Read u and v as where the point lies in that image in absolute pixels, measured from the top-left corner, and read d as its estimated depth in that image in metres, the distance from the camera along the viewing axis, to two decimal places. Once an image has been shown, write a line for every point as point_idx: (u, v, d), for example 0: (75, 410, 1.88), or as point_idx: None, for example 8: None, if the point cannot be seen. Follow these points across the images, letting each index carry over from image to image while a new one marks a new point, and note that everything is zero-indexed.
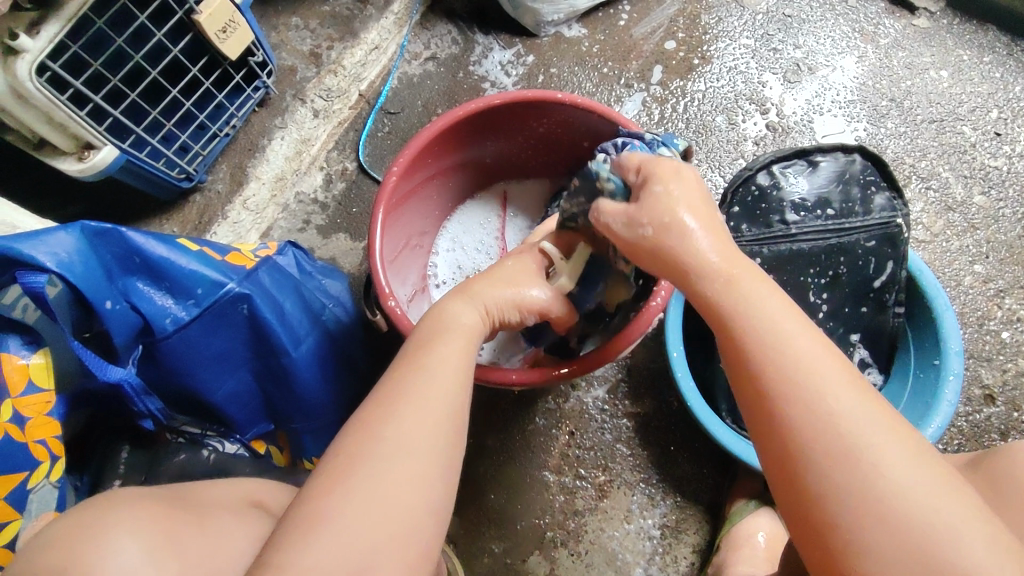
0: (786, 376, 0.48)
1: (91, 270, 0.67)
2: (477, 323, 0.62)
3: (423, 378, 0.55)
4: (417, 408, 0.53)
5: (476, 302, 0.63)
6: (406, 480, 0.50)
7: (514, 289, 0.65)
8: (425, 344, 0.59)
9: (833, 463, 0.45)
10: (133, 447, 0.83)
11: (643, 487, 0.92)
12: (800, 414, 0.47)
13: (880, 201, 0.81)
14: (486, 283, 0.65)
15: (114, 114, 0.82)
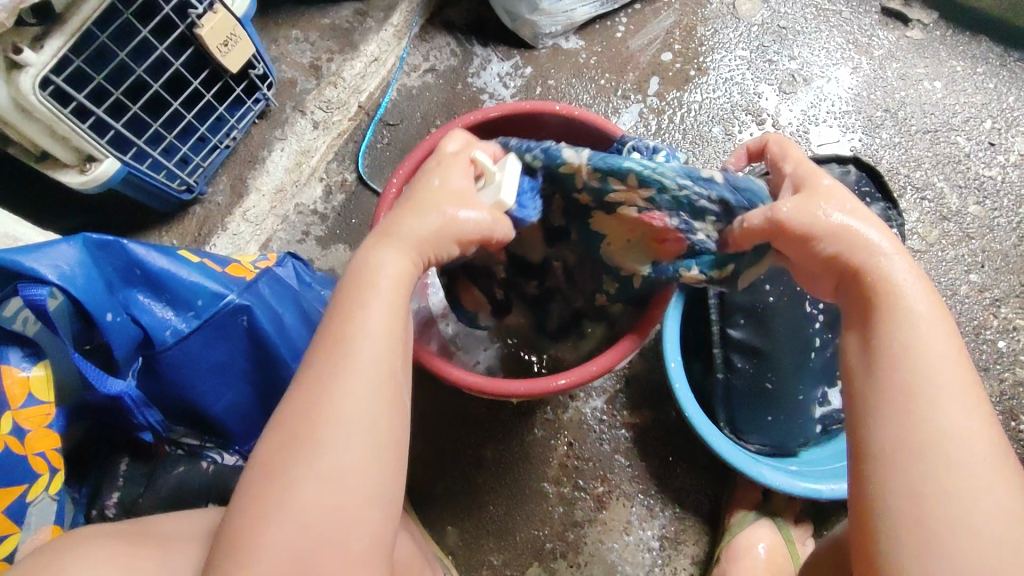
0: (925, 382, 0.48)
1: (93, 283, 0.67)
2: (406, 272, 0.57)
3: (339, 366, 0.53)
4: (342, 402, 0.52)
5: (402, 245, 0.57)
6: (339, 476, 0.51)
7: (439, 216, 0.57)
8: (347, 314, 0.55)
9: (925, 475, 0.45)
10: (132, 459, 0.84)
11: (642, 498, 0.92)
12: (919, 420, 0.47)
13: (876, 212, 0.81)
14: (412, 217, 0.57)
15: (116, 127, 0.82)
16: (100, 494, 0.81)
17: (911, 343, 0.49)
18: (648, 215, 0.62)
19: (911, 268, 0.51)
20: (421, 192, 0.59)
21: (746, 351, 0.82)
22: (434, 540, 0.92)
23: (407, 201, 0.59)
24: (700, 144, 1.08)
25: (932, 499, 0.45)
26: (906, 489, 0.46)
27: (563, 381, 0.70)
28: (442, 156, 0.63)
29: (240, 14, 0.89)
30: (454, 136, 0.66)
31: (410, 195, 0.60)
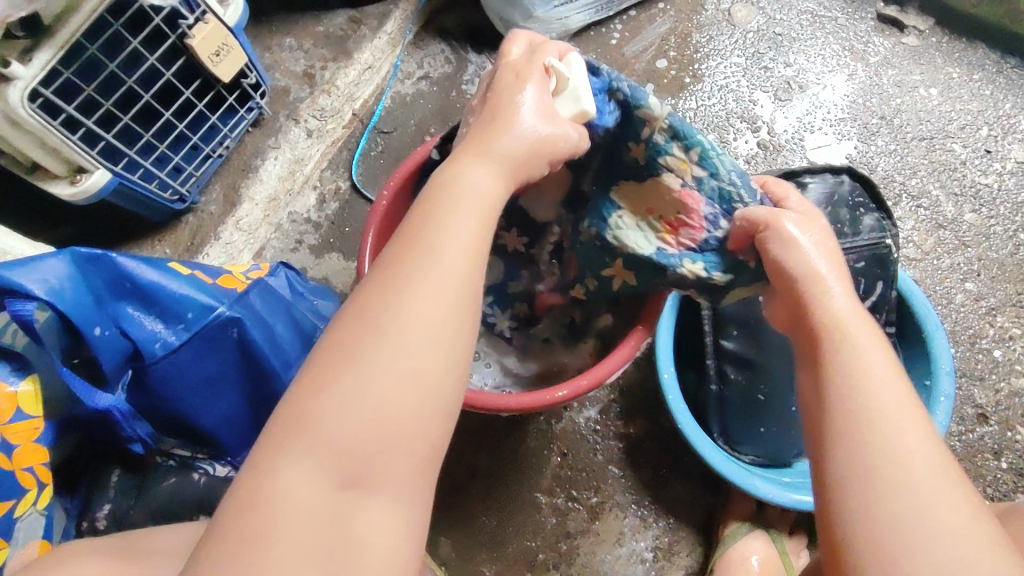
0: (876, 408, 0.49)
1: (81, 298, 0.67)
2: (496, 189, 0.54)
3: (420, 260, 0.48)
4: (418, 296, 0.47)
5: (492, 163, 0.54)
6: (399, 390, 0.44)
7: (532, 136, 0.56)
8: (430, 214, 0.51)
9: (890, 495, 0.45)
10: (123, 471, 0.84)
11: (635, 509, 0.92)
12: (874, 443, 0.47)
13: (868, 222, 0.80)
14: (507, 130, 0.55)
15: (107, 138, 0.82)
16: (91, 505, 0.81)
17: (855, 371, 0.51)
18: (689, 192, 0.63)
19: (851, 302, 0.55)
20: (506, 102, 0.57)
21: (739, 363, 0.81)
22: (426, 551, 0.91)
23: (493, 112, 0.57)
24: None
25: (899, 519, 0.44)
26: (874, 511, 0.45)
27: (563, 392, 0.69)
28: (521, 63, 0.61)
29: (232, 24, 0.89)
30: (522, 39, 0.64)
31: (494, 103, 0.58)
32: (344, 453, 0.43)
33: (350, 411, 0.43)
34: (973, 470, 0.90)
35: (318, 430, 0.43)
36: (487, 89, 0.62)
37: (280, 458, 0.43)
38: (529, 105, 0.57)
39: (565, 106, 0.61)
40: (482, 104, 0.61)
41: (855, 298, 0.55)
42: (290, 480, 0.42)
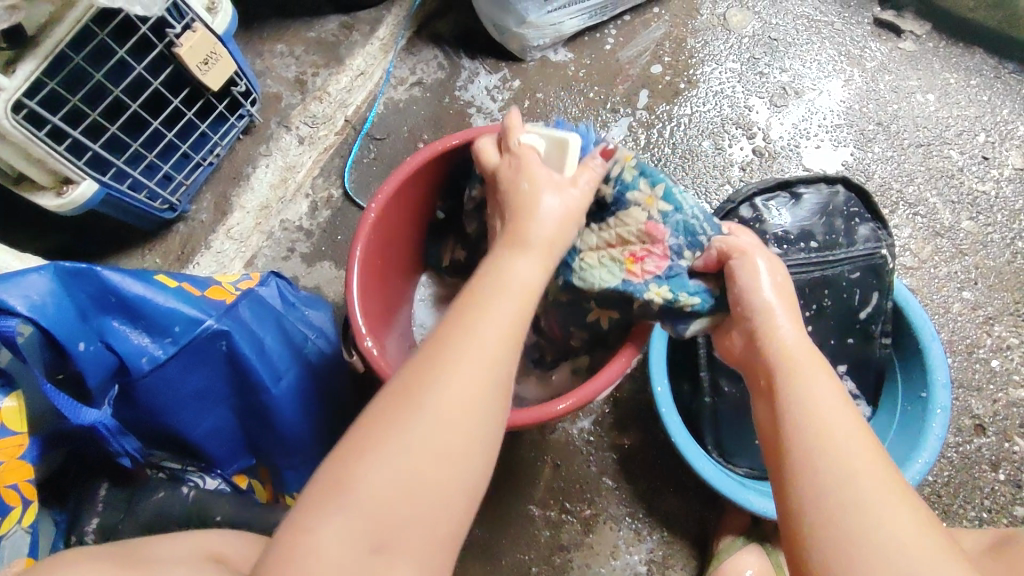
0: (825, 435, 0.53)
1: (64, 313, 0.66)
2: (539, 280, 0.55)
3: (465, 343, 0.49)
4: (458, 379, 0.48)
5: (533, 254, 0.55)
6: (438, 464, 0.47)
7: (562, 219, 0.57)
8: (477, 298, 0.52)
9: (839, 511, 0.49)
10: (112, 484, 0.83)
11: (629, 522, 0.92)
12: (825, 465, 0.52)
13: (864, 232, 0.80)
14: (533, 220, 0.56)
15: (93, 148, 0.81)
16: (79, 520, 0.79)
17: (805, 398, 0.56)
18: (653, 224, 0.66)
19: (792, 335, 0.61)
20: (517, 199, 0.58)
21: (733, 374, 0.82)
22: None
23: (511, 213, 0.58)
24: (690, 159, 1.07)
25: (848, 532, 0.48)
26: (825, 525, 0.49)
27: (563, 406, 0.67)
28: (505, 165, 0.62)
29: (220, 32, 0.88)
30: (490, 150, 0.65)
31: (507, 205, 0.59)
32: (382, 518, 0.45)
33: (391, 478, 0.46)
34: (970, 482, 0.91)
35: (361, 492, 0.45)
36: (493, 197, 0.63)
37: (315, 521, 0.45)
38: (544, 187, 0.58)
39: (554, 163, 0.63)
40: (496, 215, 0.61)
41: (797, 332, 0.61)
42: (328, 537, 0.44)
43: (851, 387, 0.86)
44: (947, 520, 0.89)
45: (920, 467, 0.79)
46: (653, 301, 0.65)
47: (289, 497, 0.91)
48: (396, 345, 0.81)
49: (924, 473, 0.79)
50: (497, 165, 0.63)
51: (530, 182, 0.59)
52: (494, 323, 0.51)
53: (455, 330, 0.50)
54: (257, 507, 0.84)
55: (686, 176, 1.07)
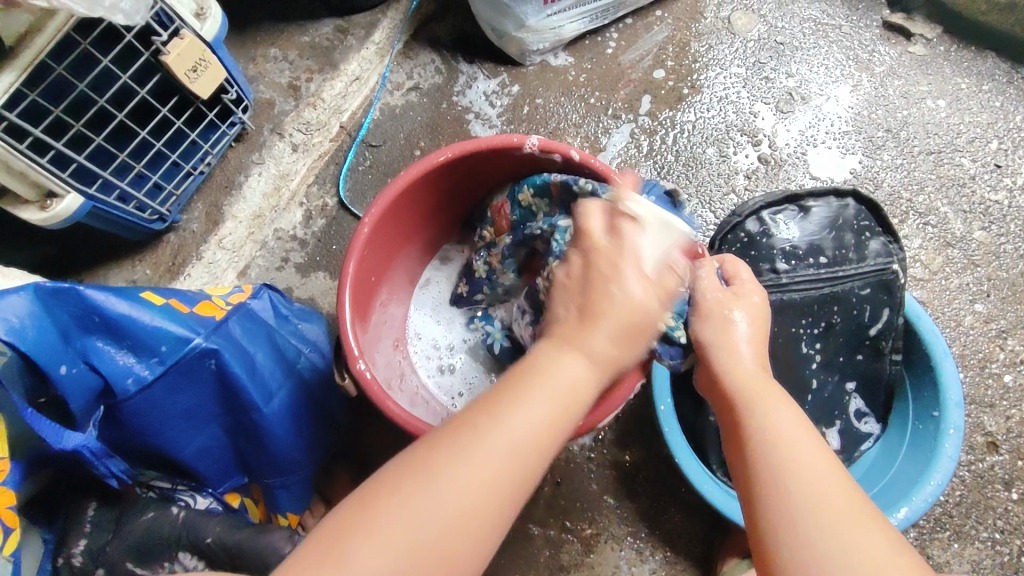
0: (792, 456, 0.54)
1: (45, 335, 0.64)
2: (588, 389, 0.52)
3: (520, 413, 0.49)
4: (506, 448, 0.48)
5: (592, 360, 0.52)
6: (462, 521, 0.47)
7: (632, 335, 0.53)
8: (541, 372, 0.51)
9: (813, 527, 0.50)
10: (100, 504, 0.80)
11: (631, 541, 0.90)
12: (795, 485, 0.52)
13: (875, 246, 0.78)
14: (605, 330, 0.52)
15: (77, 161, 0.78)
16: (67, 542, 0.77)
17: (765, 418, 0.57)
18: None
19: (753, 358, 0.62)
20: (602, 296, 0.53)
21: None
22: None
23: (585, 310, 0.53)
24: (694, 167, 1.04)
25: (827, 552, 0.48)
26: (805, 548, 0.49)
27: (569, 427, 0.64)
28: (604, 244, 0.57)
29: (210, 38, 0.85)
30: (596, 212, 0.59)
31: (586, 292, 0.54)
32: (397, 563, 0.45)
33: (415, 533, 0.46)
34: (983, 501, 0.89)
35: (379, 542, 0.45)
36: (575, 267, 0.57)
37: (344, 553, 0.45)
38: (634, 288, 0.53)
39: (653, 245, 0.58)
40: (567, 290, 0.56)
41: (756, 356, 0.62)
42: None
43: (859, 404, 0.84)
44: (958, 540, 0.88)
45: (932, 489, 0.76)
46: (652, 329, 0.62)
47: (281, 517, 0.88)
48: (387, 362, 0.80)
49: (936, 496, 0.76)
50: (600, 245, 0.57)
51: (622, 277, 0.54)
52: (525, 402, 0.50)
53: (487, 407, 0.49)
54: (250, 527, 0.79)
55: (690, 184, 1.04)
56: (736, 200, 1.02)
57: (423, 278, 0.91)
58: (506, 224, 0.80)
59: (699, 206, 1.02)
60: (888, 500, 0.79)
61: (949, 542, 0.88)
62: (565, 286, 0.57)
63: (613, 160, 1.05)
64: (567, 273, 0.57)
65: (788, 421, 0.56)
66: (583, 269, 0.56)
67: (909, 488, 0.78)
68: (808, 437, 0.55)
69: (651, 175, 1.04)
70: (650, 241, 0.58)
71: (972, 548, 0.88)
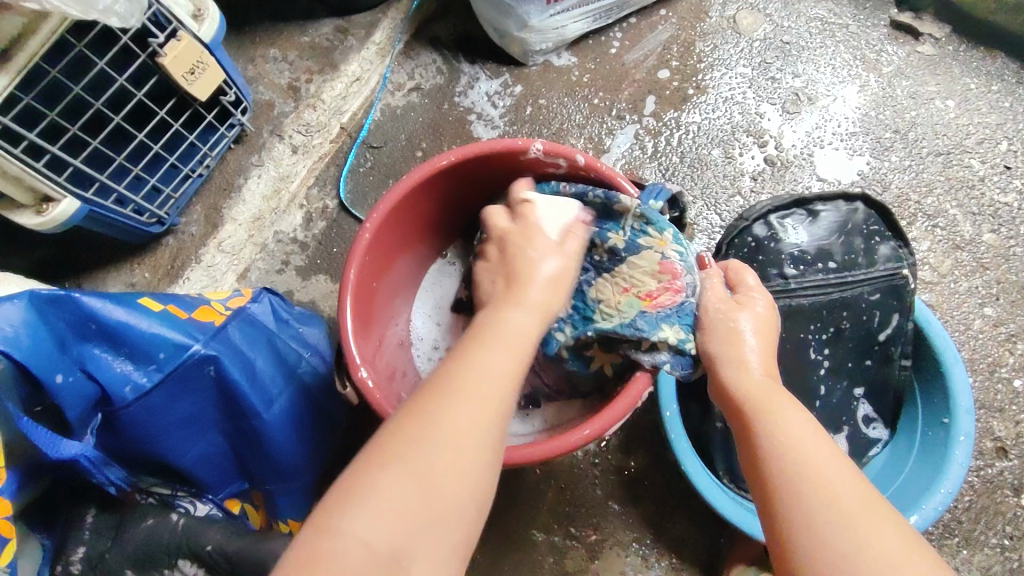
0: (802, 457, 0.53)
1: (40, 343, 0.63)
2: (535, 335, 0.58)
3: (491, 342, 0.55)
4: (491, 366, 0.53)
5: (532, 310, 0.59)
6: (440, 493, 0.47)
7: (553, 288, 0.62)
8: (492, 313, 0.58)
9: (826, 524, 0.48)
10: (100, 510, 0.78)
11: (636, 548, 0.89)
12: (805, 485, 0.51)
13: (884, 251, 0.78)
14: (534, 284, 0.61)
15: (74, 164, 0.77)
16: (65, 548, 0.75)
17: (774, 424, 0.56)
18: (667, 263, 0.66)
19: (762, 369, 0.61)
20: (522, 266, 0.63)
21: None
22: None
23: (513, 279, 0.62)
24: (699, 168, 1.03)
25: (841, 549, 0.46)
26: (817, 546, 0.47)
27: (583, 433, 0.62)
28: (514, 229, 0.67)
29: (207, 40, 0.84)
30: (497, 213, 0.70)
31: (510, 267, 0.63)
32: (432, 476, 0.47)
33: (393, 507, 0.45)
34: (993, 507, 0.88)
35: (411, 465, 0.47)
36: (493, 254, 0.66)
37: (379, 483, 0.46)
38: (545, 250, 0.64)
39: (552, 220, 0.68)
40: (495, 271, 0.65)
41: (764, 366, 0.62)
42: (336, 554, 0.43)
43: (868, 410, 0.82)
44: (968, 547, 0.87)
45: (942, 497, 0.75)
46: (666, 340, 0.63)
47: (282, 524, 0.86)
48: (390, 369, 0.78)
49: (945, 505, 0.75)
50: (506, 229, 0.67)
51: (537, 257, 0.63)
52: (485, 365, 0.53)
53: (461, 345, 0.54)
54: (251, 534, 0.77)
55: (695, 186, 1.03)
56: (742, 202, 1.01)
57: (426, 283, 0.89)
58: None
59: (705, 208, 1.01)
60: (898, 507, 0.78)
61: (958, 549, 0.87)
62: (487, 266, 0.66)
63: (617, 162, 1.04)
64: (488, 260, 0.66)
65: (797, 425, 0.56)
66: (500, 250, 0.66)
67: (918, 496, 0.77)
68: (819, 440, 0.54)
69: (656, 177, 1.03)
70: (549, 211, 0.68)
71: (981, 555, 0.87)
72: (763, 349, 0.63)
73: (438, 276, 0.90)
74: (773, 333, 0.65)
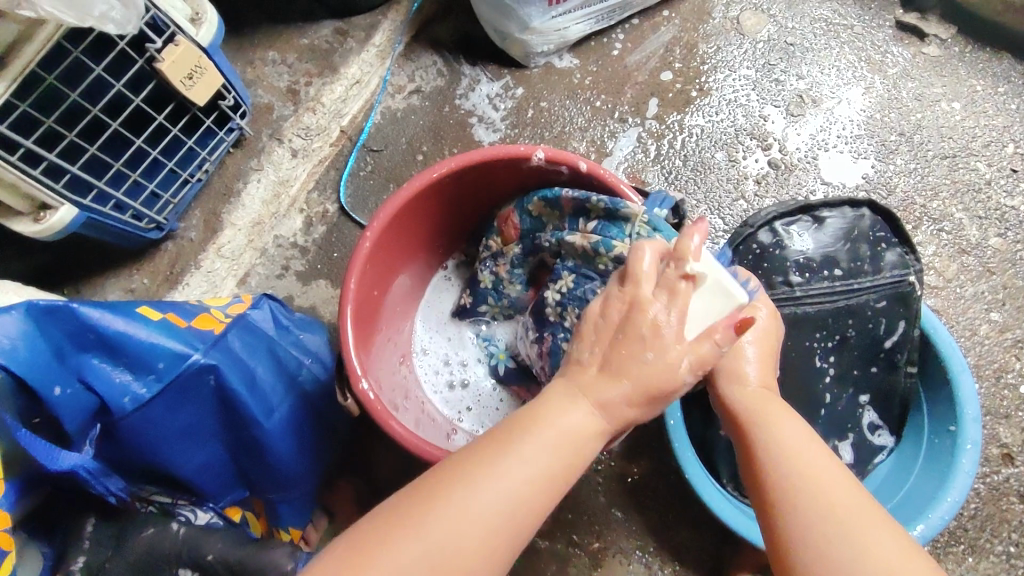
0: (801, 463, 0.52)
1: (38, 355, 0.62)
2: (587, 435, 0.50)
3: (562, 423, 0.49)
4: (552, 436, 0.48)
5: (592, 403, 0.50)
6: (460, 565, 0.44)
7: (634, 409, 0.50)
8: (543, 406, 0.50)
9: (827, 537, 0.48)
10: (100, 518, 0.75)
11: (639, 555, 0.88)
12: (804, 495, 0.50)
13: (891, 258, 0.77)
14: (628, 388, 0.50)
15: (71, 171, 0.77)
16: (65, 558, 0.73)
17: (772, 432, 0.55)
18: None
19: (761, 381, 0.61)
20: (637, 364, 0.49)
21: None
22: None
23: (608, 366, 0.50)
24: (702, 171, 1.02)
25: (843, 563, 0.46)
26: (819, 560, 0.47)
27: None
28: (649, 297, 0.51)
29: (206, 44, 0.83)
30: (647, 251, 0.53)
31: (618, 343, 0.51)
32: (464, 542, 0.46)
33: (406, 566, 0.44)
34: (998, 515, 0.88)
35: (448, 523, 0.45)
36: (614, 311, 0.52)
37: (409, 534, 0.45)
38: (670, 351, 0.50)
39: (701, 305, 0.55)
40: (597, 331, 0.52)
41: (764, 378, 0.61)
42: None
43: (873, 417, 0.81)
44: (973, 555, 0.87)
45: (948, 506, 0.74)
46: None
47: (284, 531, 0.86)
48: (391, 379, 0.78)
49: (952, 514, 0.74)
50: (646, 296, 0.51)
51: (660, 333, 0.50)
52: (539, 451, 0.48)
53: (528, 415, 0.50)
54: (252, 543, 0.76)
55: (698, 190, 1.02)
56: (746, 206, 1.00)
57: (427, 290, 0.89)
58: (515, 235, 0.77)
59: (708, 212, 1.00)
60: (903, 516, 0.77)
61: (964, 557, 0.87)
62: (596, 326, 0.53)
63: (620, 165, 1.03)
64: (602, 313, 0.52)
65: (794, 433, 0.55)
66: (623, 315, 0.51)
67: (924, 504, 0.76)
68: (817, 448, 0.53)
69: (659, 180, 1.02)
70: (702, 306, 0.54)
71: (987, 563, 0.86)
72: (763, 361, 0.62)
73: (439, 284, 0.89)
74: (774, 343, 0.63)
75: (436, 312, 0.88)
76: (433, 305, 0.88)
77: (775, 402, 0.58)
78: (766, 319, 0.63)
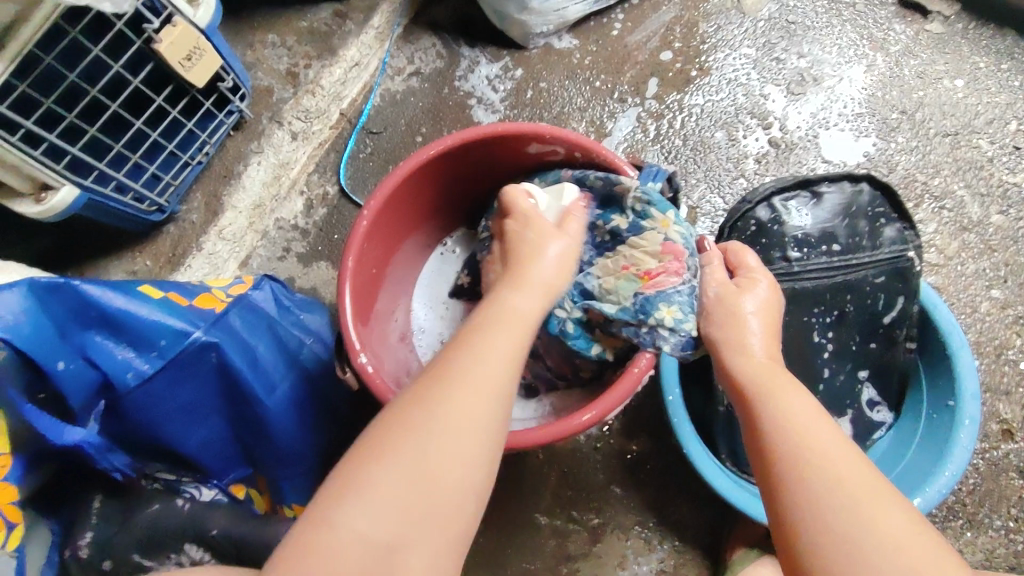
0: (805, 439, 0.52)
1: (41, 330, 0.63)
2: (535, 314, 0.58)
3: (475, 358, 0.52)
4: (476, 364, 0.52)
5: (534, 291, 0.59)
6: (428, 481, 0.47)
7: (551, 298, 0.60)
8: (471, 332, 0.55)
9: (830, 507, 0.48)
10: (106, 497, 0.77)
11: (638, 531, 0.89)
12: (809, 472, 0.50)
13: (890, 233, 0.77)
14: (535, 269, 0.60)
15: (72, 152, 0.77)
16: (73, 534, 0.74)
17: (782, 413, 0.55)
18: (669, 245, 0.66)
19: (768, 359, 0.60)
20: (524, 255, 0.62)
21: None
22: None
23: (513, 267, 0.62)
24: (702, 151, 1.02)
25: (845, 532, 0.46)
26: (816, 523, 0.48)
27: (588, 415, 0.61)
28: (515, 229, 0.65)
29: (203, 26, 0.83)
30: (518, 192, 0.67)
31: (512, 259, 0.63)
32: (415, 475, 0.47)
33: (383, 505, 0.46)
34: (996, 491, 0.88)
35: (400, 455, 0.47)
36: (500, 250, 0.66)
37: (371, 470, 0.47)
38: (550, 245, 0.63)
39: (549, 207, 0.68)
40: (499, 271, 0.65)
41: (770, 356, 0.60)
42: (332, 544, 0.45)
43: (872, 393, 0.82)
44: (971, 529, 0.87)
45: (944, 482, 0.75)
46: (663, 320, 0.64)
47: (287, 508, 0.85)
48: (392, 357, 0.78)
49: (950, 487, 0.75)
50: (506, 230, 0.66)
51: (538, 242, 0.63)
52: (484, 345, 0.53)
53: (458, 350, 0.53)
54: (255, 518, 0.77)
55: (698, 168, 1.02)
56: (745, 184, 1.00)
57: (427, 267, 0.89)
58: None
59: (708, 190, 1.00)
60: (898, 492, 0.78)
61: (961, 532, 0.87)
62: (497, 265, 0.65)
63: (619, 145, 1.03)
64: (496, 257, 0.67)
65: (800, 406, 0.55)
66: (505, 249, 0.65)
67: (922, 478, 0.77)
68: (824, 423, 0.53)
69: (658, 160, 1.02)
70: (552, 203, 0.69)
71: (985, 538, 0.87)
72: (767, 336, 0.62)
73: (438, 265, 0.89)
74: (777, 312, 0.64)
75: (435, 289, 0.88)
76: (432, 284, 0.89)
77: (794, 390, 0.57)
78: (766, 294, 0.64)
